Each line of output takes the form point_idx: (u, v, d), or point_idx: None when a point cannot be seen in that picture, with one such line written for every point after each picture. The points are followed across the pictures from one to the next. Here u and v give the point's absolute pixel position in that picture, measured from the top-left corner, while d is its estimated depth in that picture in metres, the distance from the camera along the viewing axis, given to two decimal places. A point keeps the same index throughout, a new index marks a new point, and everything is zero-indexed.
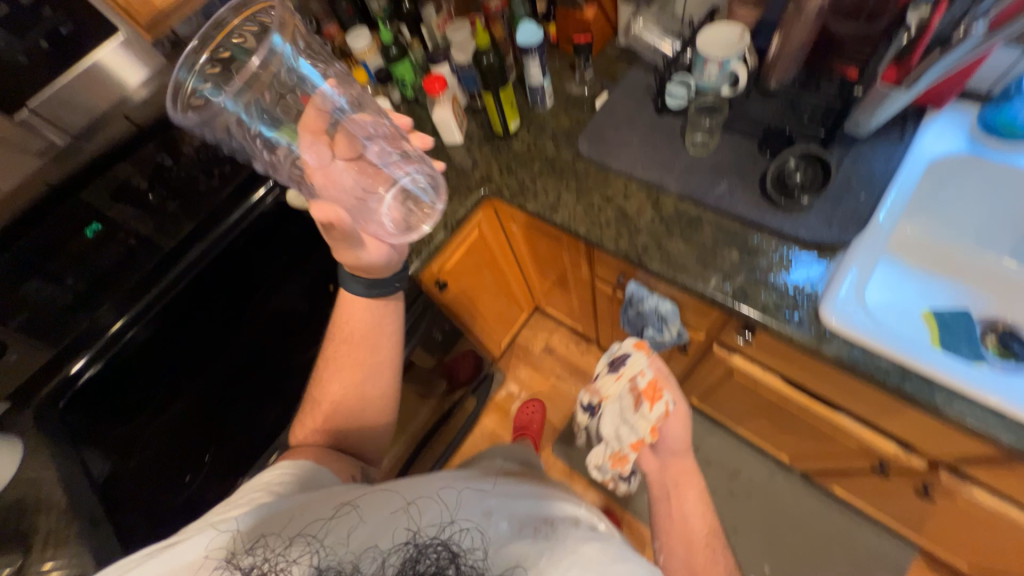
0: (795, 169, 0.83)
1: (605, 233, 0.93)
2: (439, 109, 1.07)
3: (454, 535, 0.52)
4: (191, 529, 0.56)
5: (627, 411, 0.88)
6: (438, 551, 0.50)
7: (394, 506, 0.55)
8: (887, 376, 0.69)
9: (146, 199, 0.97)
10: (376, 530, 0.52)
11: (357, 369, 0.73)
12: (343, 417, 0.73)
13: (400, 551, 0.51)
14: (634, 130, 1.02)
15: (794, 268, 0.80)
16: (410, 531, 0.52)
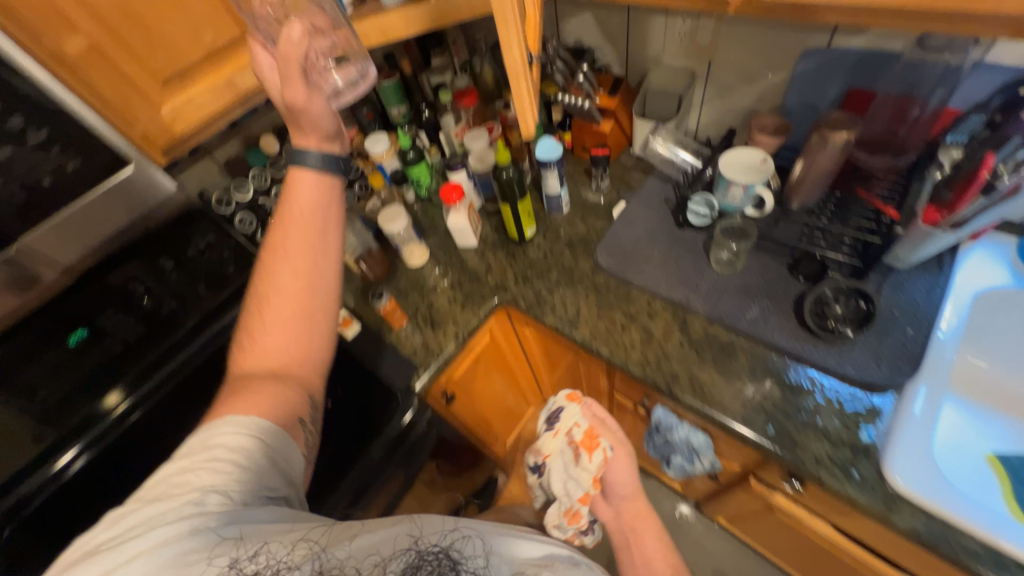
0: (833, 299, 0.78)
1: (630, 355, 0.86)
2: (455, 216, 1.05)
3: (454, 543, 0.53)
4: (166, 521, 0.49)
5: (571, 466, 0.87)
6: (438, 558, 0.50)
7: (388, 524, 0.53)
8: (976, 561, 0.59)
9: (141, 302, 0.87)
10: (376, 539, 0.51)
11: (296, 279, 0.68)
12: (280, 340, 0.66)
13: (400, 557, 0.50)
14: (655, 242, 0.99)
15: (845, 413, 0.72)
16: (410, 538, 0.52)
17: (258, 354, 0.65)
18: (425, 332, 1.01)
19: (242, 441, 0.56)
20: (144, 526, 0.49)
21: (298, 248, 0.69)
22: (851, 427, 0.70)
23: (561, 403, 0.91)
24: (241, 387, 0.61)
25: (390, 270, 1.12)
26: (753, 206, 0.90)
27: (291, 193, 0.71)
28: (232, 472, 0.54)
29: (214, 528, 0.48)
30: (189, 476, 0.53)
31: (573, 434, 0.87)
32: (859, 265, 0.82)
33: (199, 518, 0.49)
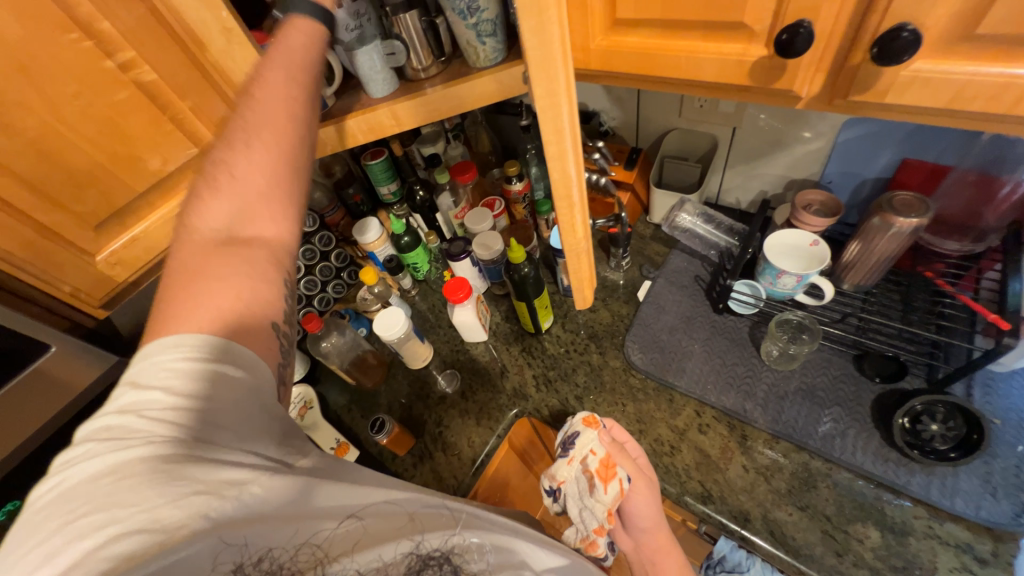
0: (924, 412, 0.66)
1: (687, 484, 0.72)
2: (462, 313, 0.92)
3: (459, 548, 0.43)
4: (129, 496, 0.33)
5: (582, 499, 0.63)
6: (441, 565, 0.42)
7: (388, 524, 0.42)
8: None
9: None
10: (376, 536, 0.41)
11: (276, 127, 0.52)
12: (241, 205, 0.50)
13: (399, 564, 0.40)
14: (693, 333, 0.87)
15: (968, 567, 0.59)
16: (413, 541, 0.42)
17: (211, 213, 0.49)
18: (436, 458, 0.86)
19: (225, 368, 0.41)
20: (96, 492, 0.33)
21: (280, 111, 0.52)
22: None
23: (576, 427, 0.66)
24: (191, 270, 0.45)
25: (390, 376, 0.98)
26: (807, 294, 0.79)
27: (279, 37, 0.54)
28: (219, 415, 0.39)
29: (210, 484, 0.35)
30: (164, 416, 0.37)
31: (586, 463, 0.63)
32: (942, 355, 0.70)
33: (193, 481, 0.35)
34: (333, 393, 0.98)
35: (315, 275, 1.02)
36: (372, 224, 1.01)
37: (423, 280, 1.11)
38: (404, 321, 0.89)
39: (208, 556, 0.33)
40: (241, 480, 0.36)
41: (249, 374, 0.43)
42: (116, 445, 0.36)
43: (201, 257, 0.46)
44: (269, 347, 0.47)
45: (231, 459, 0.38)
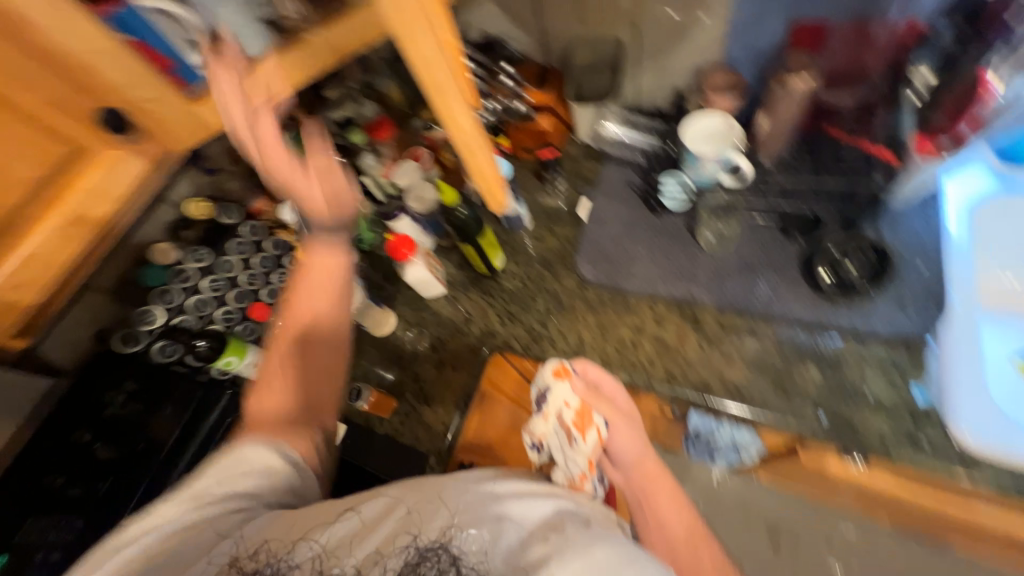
0: (842, 257, 0.74)
1: (652, 372, 0.78)
2: (412, 270, 0.92)
3: (454, 536, 0.46)
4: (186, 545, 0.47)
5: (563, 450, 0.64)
6: (438, 555, 0.45)
7: (394, 517, 0.47)
8: None
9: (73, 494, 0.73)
10: (371, 539, 0.45)
11: (331, 326, 0.63)
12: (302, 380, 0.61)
13: (399, 554, 0.45)
14: (636, 237, 0.90)
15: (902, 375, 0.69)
16: (410, 535, 0.46)
17: (274, 399, 0.59)
18: (422, 412, 0.89)
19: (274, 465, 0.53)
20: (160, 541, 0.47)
21: (322, 285, 0.63)
22: (902, 389, 0.67)
23: (547, 380, 0.69)
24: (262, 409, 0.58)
25: (359, 348, 0.97)
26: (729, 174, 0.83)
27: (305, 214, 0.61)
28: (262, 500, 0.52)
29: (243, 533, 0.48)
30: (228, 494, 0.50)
31: (563, 415, 0.66)
32: (852, 203, 0.77)
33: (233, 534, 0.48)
34: None
35: (253, 267, 0.97)
36: (299, 203, 0.98)
37: None
38: (358, 290, 0.89)
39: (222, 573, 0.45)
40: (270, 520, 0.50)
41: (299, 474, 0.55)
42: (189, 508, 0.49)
43: (275, 412, 0.58)
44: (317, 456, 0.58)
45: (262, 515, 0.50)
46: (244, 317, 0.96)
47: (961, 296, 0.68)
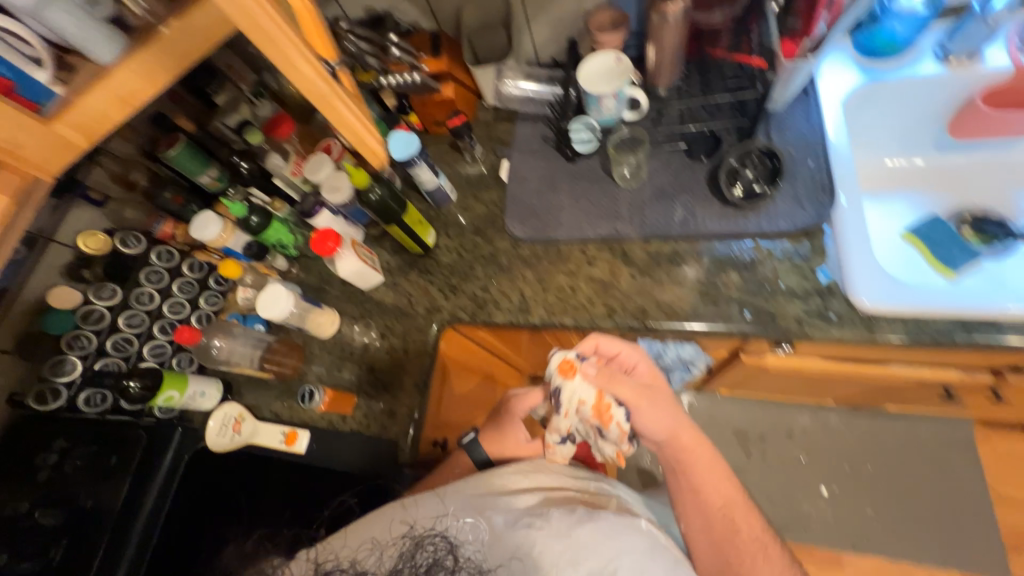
0: (741, 166, 0.78)
1: (594, 311, 0.81)
2: (344, 264, 0.90)
3: (449, 527, 0.65)
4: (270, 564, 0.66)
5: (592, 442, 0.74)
6: (435, 541, 0.61)
7: (429, 509, 0.69)
8: (954, 334, 0.64)
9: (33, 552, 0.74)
10: (381, 527, 0.68)
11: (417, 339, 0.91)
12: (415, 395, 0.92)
13: (400, 543, 0.63)
14: (558, 188, 0.92)
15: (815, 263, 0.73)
16: (407, 524, 0.67)
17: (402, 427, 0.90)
18: (382, 400, 0.88)
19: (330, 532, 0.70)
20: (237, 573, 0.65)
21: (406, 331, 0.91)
22: (810, 276, 0.72)
23: (557, 381, 0.72)
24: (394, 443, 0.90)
25: (308, 355, 0.96)
26: (629, 109, 0.86)
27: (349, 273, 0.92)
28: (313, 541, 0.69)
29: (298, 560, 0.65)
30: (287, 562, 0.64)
31: (582, 411, 0.71)
32: (747, 117, 0.81)
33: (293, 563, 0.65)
34: (262, 397, 0.96)
35: (175, 295, 0.94)
36: (211, 218, 0.92)
37: (298, 254, 1.05)
38: (291, 295, 0.85)
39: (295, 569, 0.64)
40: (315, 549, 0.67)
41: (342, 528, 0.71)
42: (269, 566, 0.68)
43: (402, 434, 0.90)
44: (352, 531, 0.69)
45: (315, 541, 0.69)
46: (175, 349, 0.93)
47: (843, 191, 0.76)
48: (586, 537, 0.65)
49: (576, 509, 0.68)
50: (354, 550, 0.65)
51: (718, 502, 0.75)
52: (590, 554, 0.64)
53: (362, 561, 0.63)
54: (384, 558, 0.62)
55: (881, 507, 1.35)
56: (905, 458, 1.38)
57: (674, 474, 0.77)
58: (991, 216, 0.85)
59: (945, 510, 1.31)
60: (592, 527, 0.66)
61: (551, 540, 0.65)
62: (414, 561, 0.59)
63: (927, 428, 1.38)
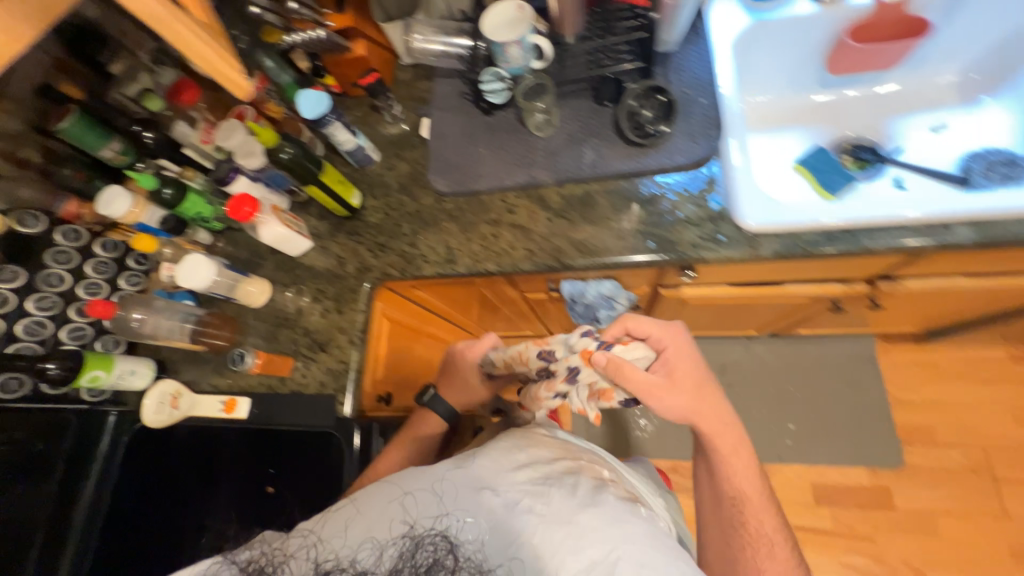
0: (640, 107, 0.83)
1: (515, 255, 0.85)
2: (266, 229, 0.89)
3: (451, 526, 0.58)
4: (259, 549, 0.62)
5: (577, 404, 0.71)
6: (434, 542, 0.57)
7: (429, 504, 0.60)
8: (819, 244, 0.72)
9: None
10: (377, 522, 0.59)
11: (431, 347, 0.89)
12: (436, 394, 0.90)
13: (398, 542, 0.57)
14: (477, 141, 0.94)
15: (707, 193, 0.80)
16: (407, 523, 0.58)
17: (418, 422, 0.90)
18: (318, 359, 0.89)
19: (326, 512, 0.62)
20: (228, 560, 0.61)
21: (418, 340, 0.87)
22: (703, 204, 0.79)
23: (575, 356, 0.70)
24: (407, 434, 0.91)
25: (243, 326, 0.95)
26: (536, 59, 0.88)
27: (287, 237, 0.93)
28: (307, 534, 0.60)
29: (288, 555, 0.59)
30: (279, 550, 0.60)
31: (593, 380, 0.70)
32: (643, 62, 0.86)
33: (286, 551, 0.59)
34: (197, 372, 0.94)
35: (89, 277, 0.91)
36: (120, 194, 0.88)
37: (222, 227, 1.03)
38: (213, 262, 0.84)
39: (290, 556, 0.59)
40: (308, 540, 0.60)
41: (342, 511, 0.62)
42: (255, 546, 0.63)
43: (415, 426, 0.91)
44: (346, 521, 0.60)
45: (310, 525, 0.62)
46: (96, 331, 0.90)
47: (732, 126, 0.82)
48: (591, 524, 0.56)
49: (578, 491, 0.60)
50: (354, 548, 0.58)
51: (731, 493, 0.82)
52: (595, 542, 0.55)
53: (362, 561, 0.57)
54: (383, 559, 0.56)
55: (800, 421, 1.51)
56: (819, 376, 1.54)
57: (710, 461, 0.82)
58: (865, 144, 0.95)
59: (852, 417, 1.48)
60: (596, 513, 0.58)
61: (562, 534, 0.56)
62: (414, 562, 0.56)
63: (837, 348, 1.54)
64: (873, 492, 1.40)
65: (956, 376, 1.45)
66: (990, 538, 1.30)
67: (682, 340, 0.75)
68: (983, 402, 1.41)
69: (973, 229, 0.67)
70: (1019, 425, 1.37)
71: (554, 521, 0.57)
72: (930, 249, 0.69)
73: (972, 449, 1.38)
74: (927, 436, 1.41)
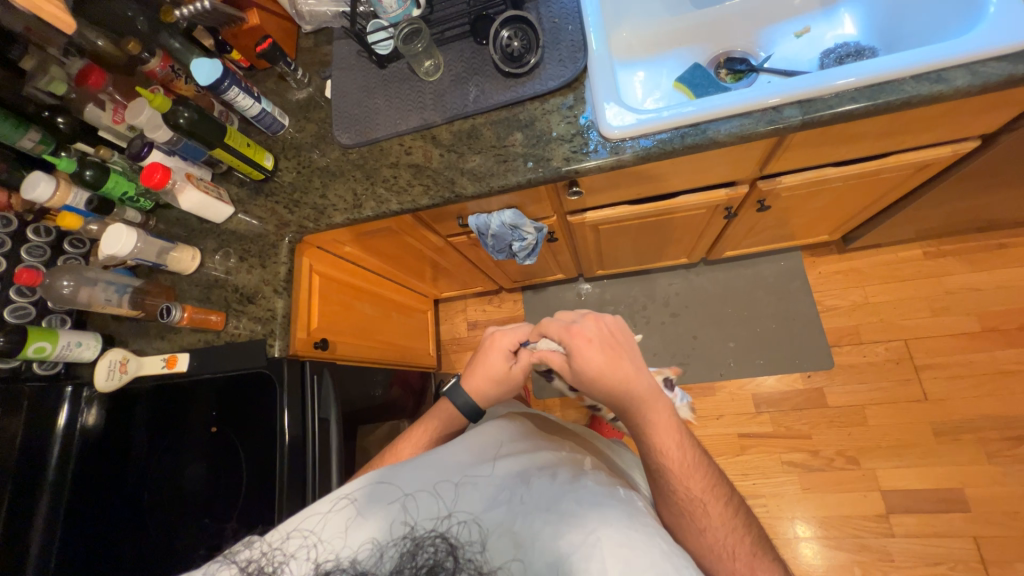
0: (511, 39, 0.89)
1: (415, 192, 0.92)
2: (184, 197, 0.95)
3: (452, 528, 0.64)
4: (267, 548, 0.65)
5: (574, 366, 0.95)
6: (436, 541, 0.63)
7: (429, 505, 0.66)
8: (673, 142, 0.79)
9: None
10: (382, 523, 0.65)
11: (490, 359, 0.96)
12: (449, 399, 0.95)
13: (400, 542, 0.63)
14: (374, 93, 1.00)
15: (579, 108, 0.86)
16: (409, 525, 0.65)
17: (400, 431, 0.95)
18: (248, 310, 0.96)
19: (323, 507, 0.67)
20: (240, 560, 0.65)
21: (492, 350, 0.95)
22: (574, 121, 0.85)
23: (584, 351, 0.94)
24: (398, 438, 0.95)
25: (179, 292, 1.02)
26: (415, 7, 0.94)
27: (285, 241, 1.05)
28: (310, 536, 0.65)
29: (296, 557, 0.64)
30: (287, 550, 0.64)
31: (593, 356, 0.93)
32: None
33: (294, 552, 0.64)
34: (141, 340, 1.01)
35: (26, 260, 0.97)
36: (44, 178, 0.93)
37: (151, 206, 1.09)
38: (134, 232, 0.90)
39: (297, 557, 0.64)
40: (313, 543, 0.65)
41: (341, 513, 0.66)
42: (257, 544, 0.67)
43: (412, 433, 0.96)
44: (347, 520, 0.66)
45: (310, 518, 0.66)
46: (41, 311, 0.97)
47: (596, 45, 0.88)
48: (573, 512, 0.63)
49: (562, 480, 0.68)
50: (354, 549, 0.63)
51: (655, 464, 0.83)
52: (574, 525, 0.62)
53: (361, 560, 0.62)
54: (384, 560, 0.62)
55: (740, 339, 1.60)
56: (753, 295, 1.62)
57: (638, 443, 0.85)
58: (737, 56, 1.01)
59: (787, 329, 1.57)
60: (575, 498, 0.65)
61: (550, 524, 0.62)
62: (415, 563, 0.61)
63: (767, 266, 1.63)
64: (809, 394, 1.50)
65: (877, 278, 1.54)
66: (915, 419, 1.41)
67: (591, 343, 0.84)
68: (902, 298, 1.50)
69: (800, 109, 0.74)
70: (936, 314, 1.47)
71: (541, 510, 0.64)
72: (765, 133, 0.76)
73: (894, 342, 1.48)
74: (854, 336, 1.51)
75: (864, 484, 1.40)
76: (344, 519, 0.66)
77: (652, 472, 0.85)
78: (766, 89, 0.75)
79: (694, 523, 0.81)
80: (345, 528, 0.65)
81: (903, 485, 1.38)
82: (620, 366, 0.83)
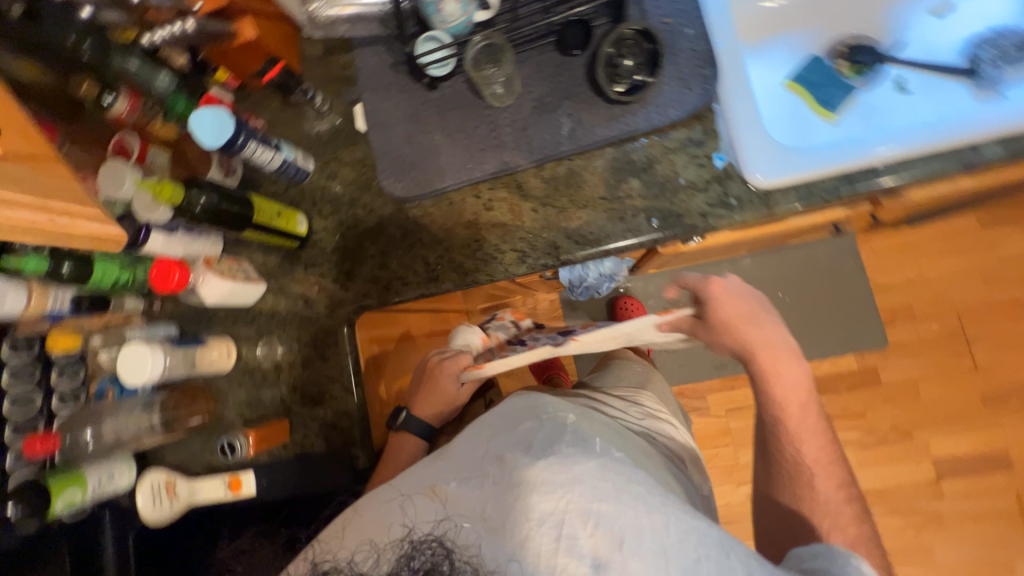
0: (617, 54, 0.69)
1: (504, 259, 0.75)
2: (207, 291, 0.75)
3: (447, 531, 0.55)
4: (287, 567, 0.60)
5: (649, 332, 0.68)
6: (433, 547, 0.53)
7: (428, 505, 0.57)
8: (838, 191, 0.65)
9: None
10: (379, 523, 0.58)
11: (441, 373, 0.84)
12: None
13: (397, 546, 0.55)
14: (427, 124, 0.78)
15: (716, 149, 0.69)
16: (406, 527, 0.56)
17: None
18: (316, 415, 0.86)
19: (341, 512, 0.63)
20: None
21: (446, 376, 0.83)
22: (707, 164, 0.69)
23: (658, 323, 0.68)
24: None
25: (218, 393, 0.85)
26: (480, 9, 0.73)
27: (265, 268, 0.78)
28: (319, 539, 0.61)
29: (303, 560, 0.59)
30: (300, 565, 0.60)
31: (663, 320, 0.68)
32: None
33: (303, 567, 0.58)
34: (185, 456, 0.84)
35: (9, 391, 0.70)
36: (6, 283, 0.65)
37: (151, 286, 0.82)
38: (159, 350, 0.71)
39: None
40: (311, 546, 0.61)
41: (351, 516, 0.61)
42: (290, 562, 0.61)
43: None
44: (353, 522, 0.60)
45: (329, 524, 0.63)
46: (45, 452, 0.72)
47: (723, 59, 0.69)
48: (546, 477, 0.55)
49: (539, 444, 0.59)
50: (353, 552, 0.56)
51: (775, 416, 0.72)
52: (550, 494, 0.54)
53: (360, 565, 0.55)
54: (381, 562, 0.54)
55: (794, 325, 1.56)
56: (806, 277, 1.56)
57: (757, 392, 0.75)
58: (865, 43, 0.83)
59: (841, 310, 1.53)
60: (552, 465, 0.56)
61: (523, 497, 0.54)
62: (411, 567, 0.52)
63: (819, 245, 1.55)
64: (864, 374, 1.51)
65: (933, 251, 1.49)
66: (964, 390, 1.46)
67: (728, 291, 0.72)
68: (957, 271, 1.48)
69: (1002, 146, 0.62)
70: (988, 285, 1.46)
71: (517, 485, 0.56)
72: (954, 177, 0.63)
73: (946, 316, 1.48)
74: (907, 313, 1.50)
75: (917, 455, 1.46)
76: (353, 515, 0.61)
77: (762, 420, 0.76)
78: (961, 122, 0.61)
79: (801, 497, 0.69)
80: (346, 532, 0.59)
81: (950, 452, 1.45)
82: (749, 313, 0.72)
